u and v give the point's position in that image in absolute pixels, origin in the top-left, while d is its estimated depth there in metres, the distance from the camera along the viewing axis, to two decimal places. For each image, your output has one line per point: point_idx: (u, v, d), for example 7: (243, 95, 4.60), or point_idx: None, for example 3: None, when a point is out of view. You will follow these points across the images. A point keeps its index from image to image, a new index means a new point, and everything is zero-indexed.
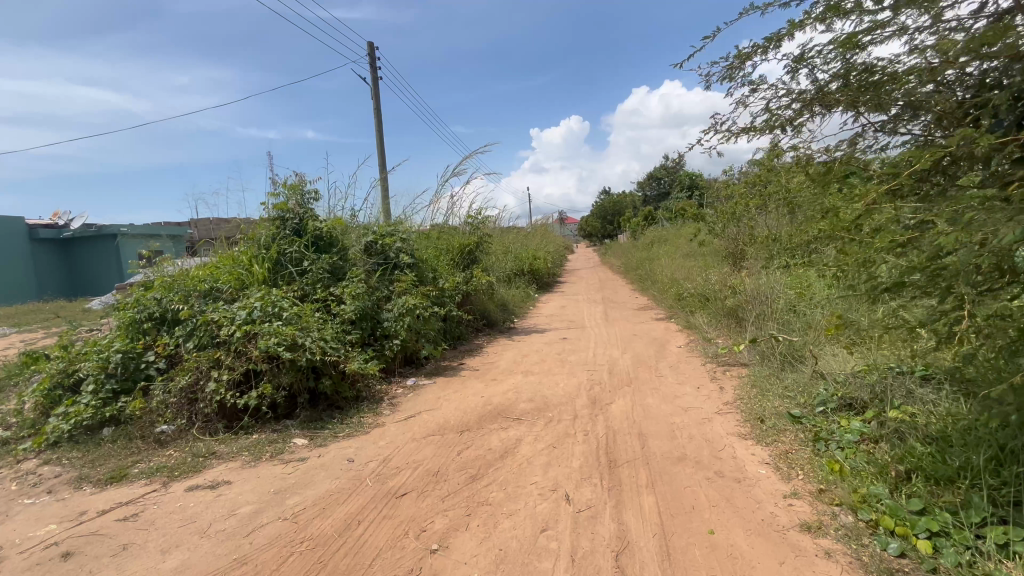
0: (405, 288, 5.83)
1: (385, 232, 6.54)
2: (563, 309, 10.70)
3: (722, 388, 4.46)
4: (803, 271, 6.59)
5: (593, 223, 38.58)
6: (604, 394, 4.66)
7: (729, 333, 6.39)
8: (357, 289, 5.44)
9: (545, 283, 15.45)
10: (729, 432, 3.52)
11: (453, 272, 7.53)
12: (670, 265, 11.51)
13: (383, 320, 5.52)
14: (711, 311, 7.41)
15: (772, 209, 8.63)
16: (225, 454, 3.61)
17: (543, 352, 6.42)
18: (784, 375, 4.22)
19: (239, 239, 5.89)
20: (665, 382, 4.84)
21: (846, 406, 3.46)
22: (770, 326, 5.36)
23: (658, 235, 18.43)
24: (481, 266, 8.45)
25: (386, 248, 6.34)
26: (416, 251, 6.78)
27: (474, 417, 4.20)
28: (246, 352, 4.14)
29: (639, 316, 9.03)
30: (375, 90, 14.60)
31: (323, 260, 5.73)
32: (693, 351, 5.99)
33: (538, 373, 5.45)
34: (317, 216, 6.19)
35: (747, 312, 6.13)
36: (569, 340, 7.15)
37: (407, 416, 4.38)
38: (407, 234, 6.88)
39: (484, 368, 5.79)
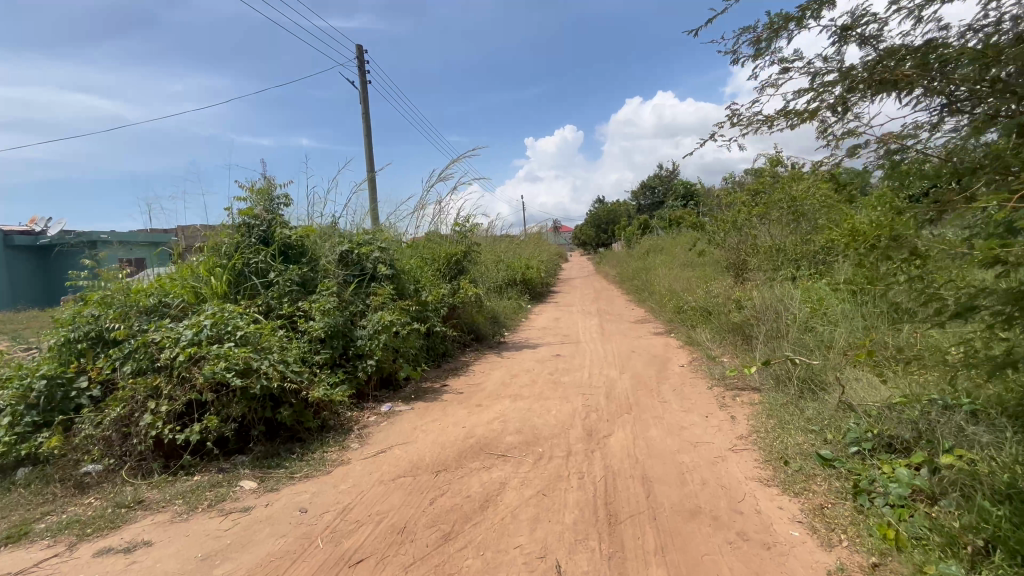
0: (382, 302, 5.30)
1: (362, 240, 6.01)
2: (556, 322, 10.20)
3: (733, 418, 3.96)
4: (813, 284, 6.14)
5: (588, 231, 38.27)
6: (601, 424, 4.14)
7: (735, 352, 5.93)
8: (328, 304, 4.92)
9: (538, 293, 14.98)
10: (748, 476, 3.01)
11: (438, 284, 7.02)
12: (668, 276, 11.07)
13: (357, 338, 4.99)
14: (714, 326, 6.95)
15: (776, 218, 8.20)
16: (155, 504, 3.07)
17: (535, 371, 5.90)
18: (804, 404, 3.73)
19: (199, 247, 5.34)
20: (669, 409, 4.34)
21: (884, 446, 2.98)
22: (782, 346, 4.90)
23: (654, 244, 18.04)
24: (469, 277, 7.95)
25: (363, 258, 5.82)
26: (397, 261, 6.25)
27: (452, 454, 3.67)
28: (190, 379, 3.59)
29: (637, 330, 8.56)
30: (365, 94, 14.18)
31: (291, 271, 5.20)
32: (698, 371, 5.51)
33: (527, 397, 4.93)
34: (286, 223, 5.66)
35: (755, 329, 5.67)
36: (562, 357, 6.64)
37: (377, 451, 3.84)
38: (388, 243, 6.38)
39: (468, 390, 5.26)
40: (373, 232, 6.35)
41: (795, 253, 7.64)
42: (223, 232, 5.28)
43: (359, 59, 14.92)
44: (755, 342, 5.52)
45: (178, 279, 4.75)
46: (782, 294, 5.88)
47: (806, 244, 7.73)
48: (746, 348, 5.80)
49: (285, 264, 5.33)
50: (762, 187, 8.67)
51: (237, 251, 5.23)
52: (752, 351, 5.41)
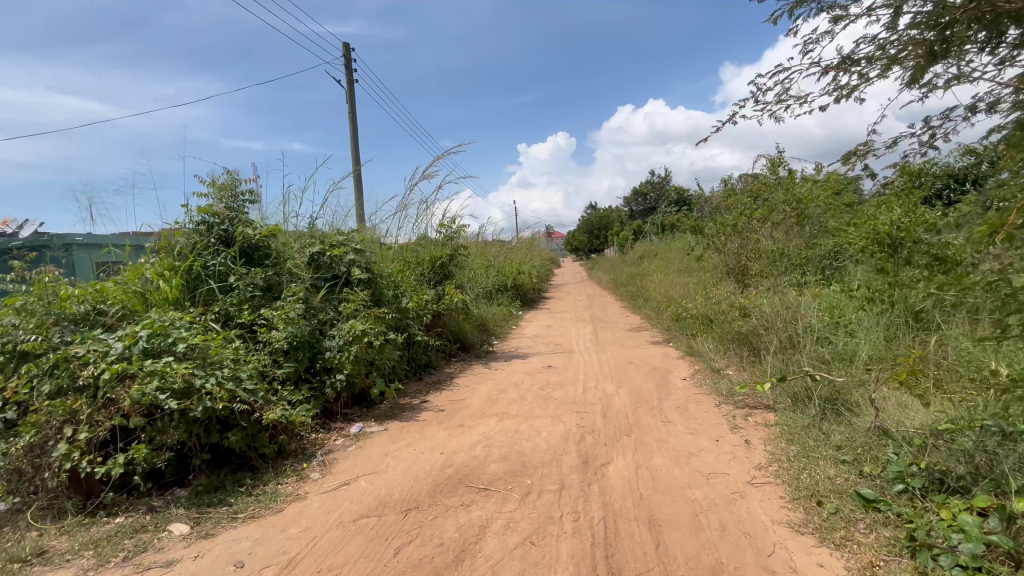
0: (354, 310, 4.76)
1: (335, 241, 5.47)
2: (549, 329, 9.71)
3: (749, 443, 3.48)
4: (825, 291, 5.71)
5: (581, 237, 37.91)
6: (598, 450, 3.64)
7: (742, 364, 5.47)
8: (293, 311, 4.40)
9: (530, 299, 14.47)
10: (775, 519, 2.53)
11: (421, 290, 6.50)
12: (665, 282, 10.63)
13: (325, 349, 4.45)
14: (718, 336, 6.48)
15: (779, 222, 7.81)
16: (61, 556, 2.53)
17: (524, 385, 5.39)
18: (831, 430, 3.26)
19: (149, 247, 4.77)
20: (674, 432, 3.85)
21: (937, 483, 2.51)
22: (799, 360, 4.44)
23: (648, 249, 17.64)
24: (455, 282, 7.45)
25: (337, 259, 5.29)
26: (374, 265, 5.72)
27: (426, 488, 3.15)
28: (116, 401, 3.04)
29: (634, 339, 8.09)
30: (351, 93, 13.71)
31: (253, 273, 4.68)
32: (703, 386, 5.03)
33: (515, 416, 4.41)
34: (251, 222, 5.12)
35: (765, 340, 5.22)
36: (554, 370, 6.14)
37: (339, 483, 3.31)
38: (365, 245, 5.86)
39: (450, 408, 4.73)
40: (349, 233, 5.82)
41: (800, 258, 7.23)
42: (180, 230, 4.74)
43: (345, 60, 14.47)
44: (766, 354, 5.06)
45: (121, 282, 4.20)
46: (793, 302, 5.44)
47: (813, 248, 7.31)
48: (756, 360, 5.35)
49: (253, 267, 4.82)
50: (764, 190, 8.28)
51: (194, 252, 4.70)
52: (763, 365, 4.95)
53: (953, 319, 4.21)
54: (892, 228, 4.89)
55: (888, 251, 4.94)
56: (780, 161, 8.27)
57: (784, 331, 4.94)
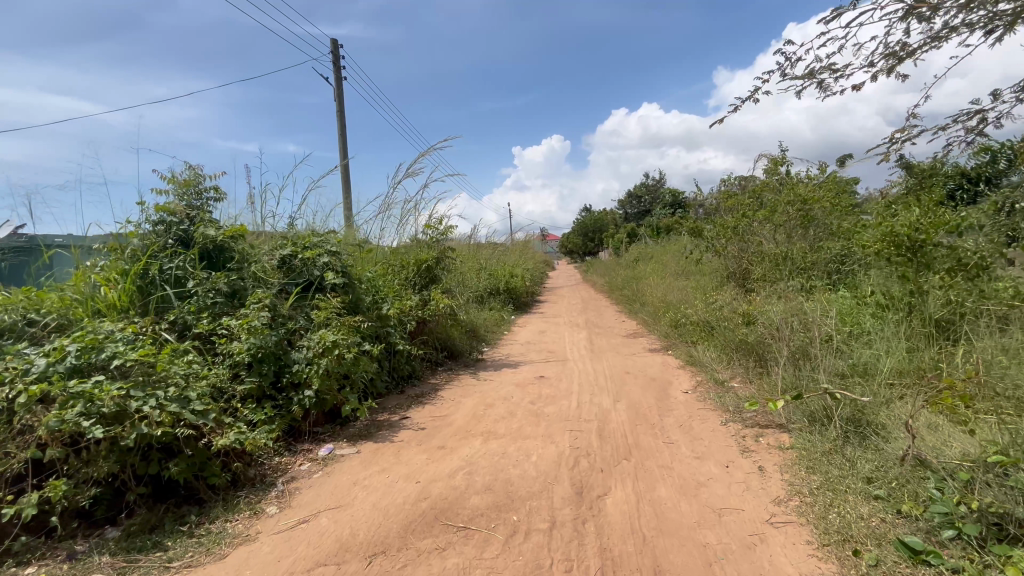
0: (326, 318, 4.32)
1: (309, 242, 5.03)
2: (542, 335, 9.29)
3: (764, 471, 3.09)
4: (838, 298, 5.32)
5: (575, 239, 37.58)
6: (593, 478, 3.24)
7: (748, 376, 5.10)
8: (256, 320, 3.97)
9: (523, 303, 14.06)
10: (803, 572, 2.15)
11: (404, 296, 6.09)
12: (662, 286, 10.28)
13: (292, 362, 4.02)
14: (721, 345, 6.11)
15: (782, 224, 7.47)
16: None
17: (513, 399, 4.98)
18: (859, 460, 2.87)
19: (99, 249, 4.31)
20: (678, 456, 3.46)
21: (995, 530, 2.13)
22: (814, 374, 4.07)
23: (644, 253, 17.27)
24: (442, 286, 7.01)
25: (310, 263, 4.84)
26: (351, 268, 5.29)
27: (396, 527, 2.74)
28: (32, 429, 2.63)
29: (631, 346, 7.70)
30: (338, 90, 13.28)
31: (215, 277, 4.25)
32: (708, 401, 4.64)
33: (502, 436, 4.00)
34: (215, 221, 4.69)
35: (773, 351, 4.85)
36: (546, 381, 5.74)
37: (299, 519, 2.88)
38: (342, 248, 5.43)
39: (432, 426, 4.32)
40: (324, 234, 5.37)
41: (805, 262, 6.88)
42: (133, 230, 4.31)
43: (332, 57, 14.04)
44: (776, 367, 4.70)
45: (62, 288, 3.76)
46: (804, 310, 5.06)
47: (819, 251, 6.95)
48: (763, 372, 4.99)
49: (216, 271, 4.40)
50: (768, 191, 7.91)
51: (149, 254, 4.27)
52: (771, 378, 4.58)
53: (981, 331, 3.84)
54: (912, 229, 4.37)
55: (908, 256, 4.45)
56: (783, 162, 7.91)
57: (794, 342, 4.57)
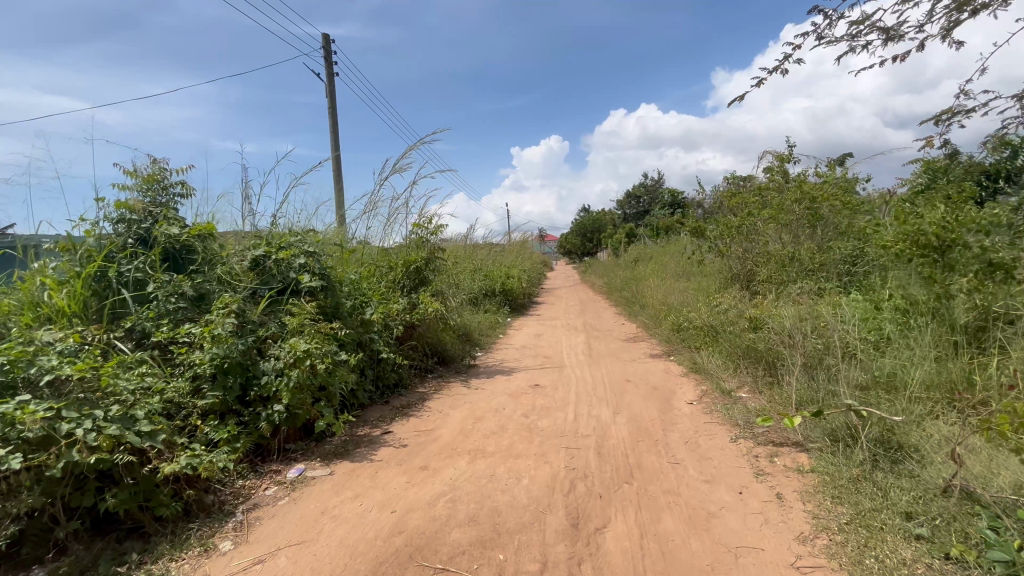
0: (300, 324, 3.95)
1: (284, 242, 4.67)
2: (538, 339, 8.94)
3: (783, 499, 2.74)
4: (854, 302, 4.96)
5: (573, 240, 37.22)
6: (591, 507, 2.89)
7: (757, 386, 4.75)
8: (220, 327, 3.61)
9: (520, 304, 13.71)
10: None
11: (390, 300, 5.74)
12: (662, 287, 9.94)
13: (260, 374, 3.67)
14: (727, 351, 5.76)
15: (789, 224, 7.14)
16: None
17: (505, 411, 4.63)
18: (893, 490, 2.53)
19: (52, 250, 3.95)
20: (685, 479, 3.11)
21: None
22: (831, 386, 3.73)
23: (643, 253, 16.91)
24: (432, 288, 6.66)
25: (285, 265, 4.48)
26: (331, 270, 4.93)
27: (365, 569, 2.38)
28: None
29: (631, 351, 7.35)
30: (330, 85, 12.89)
31: (178, 280, 3.90)
32: (714, 414, 4.29)
33: (491, 456, 3.64)
34: (181, 219, 4.33)
35: (785, 360, 4.50)
36: (541, 390, 5.38)
37: (255, 558, 2.52)
38: (322, 248, 5.07)
39: (415, 443, 3.96)
40: (303, 233, 5.01)
41: (813, 263, 6.55)
42: (89, 228, 3.95)
43: (324, 52, 13.67)
44: (788, 376, 4.36)
45: (5, 292, 3.41)
46: (818, 316, 4.71)
47: (828, 252, 6.60)
48: (774, 382, 4.64)
49: (181, 273, 4.05)
50: (774, 189, 7.57)
51: (106, 255, 3.92)
52: (784, 389, 4.23)
53: (1018, 340, 3.50)
54: (939, 228, 3.98)
55: (934, 257, 4.07)
56: (790, 159, 7.57)
57: (808, 350, 4.22)
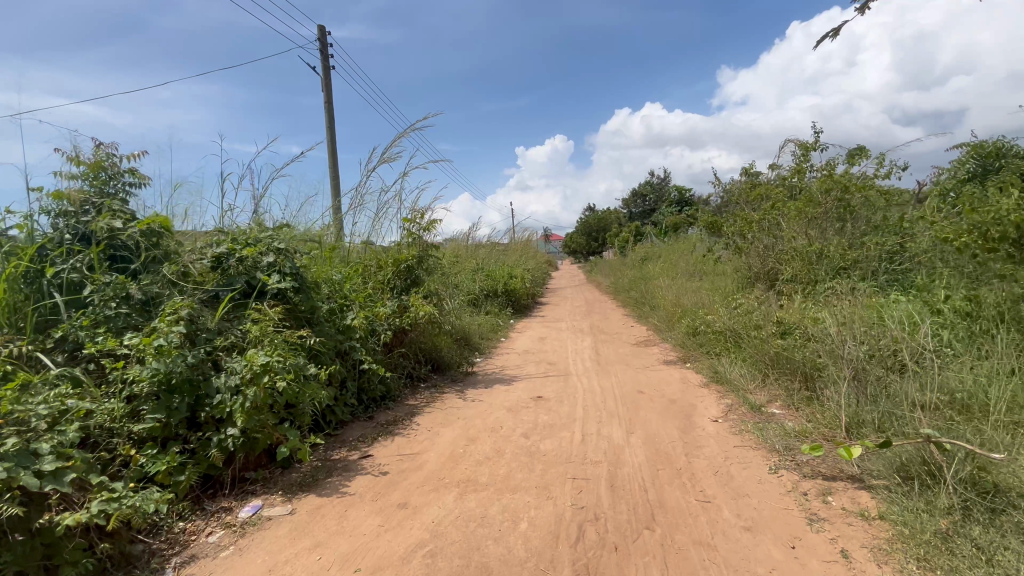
0: (262, 333, 3.38)
1: (250, 238, 4.11)
2: (542, 343, 8.35)
3: (850, 560, 2.15)
4: (904, 305, 4.34)
5: (578, 239, 36.55)
6: (606, 564, 2.30)
7: (791, 402, 4.15)
8: (164, 337, 3.05)
9: (523, 305, 13.12)
10: None
11: (377, 304, 5.21)
12: (674, 288, 9.34)
13: (212, 392, 3.11)
14: (753, 360, 5.15)
15: (814, 218, 6.56)
16: None
17: (503, 430, 4.05)
18: (1005, 555, 1.93)
19: None
20: (720, 526, 2.53)
21: None
22: (893, 408, 3.13)
23: (651, 252, 16.25)
24: (425, 289, 6.09)
25: (252, 264, 3.92)
26: (305, 269, 4.37)
27: None
28: None
29: (642, 357, 6.76)
30: (325, 79, 12.39)
31: (119, 281, 3.33)
32: (744, 436, 3.69)
33: (484, 490, 3.06)
34: (131, 212, 3.78)
35: (829, 374, 3.90)
36: (544, 403, 4.81)
37: None
38: (296, 244, 4.50)
39: (396, 471, 3.40)
40: (277, 229, 4.46)
41: (844, 260, 5.96)
42: (20, 222, 3.41)
43: (319, 45, 13.14)
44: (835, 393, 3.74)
45: None
46: (864, 323, 4.10)
47: (860, 249, 5.98)
48: (814, 398, 4.03)
49: (126, 273, 3.49)
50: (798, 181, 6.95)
51: (39, 253, 3.37)
52: (827, 407, 3.65)
53: None
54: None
55: (1007, 251, 3.50)
56: (815, 147, 6.94)
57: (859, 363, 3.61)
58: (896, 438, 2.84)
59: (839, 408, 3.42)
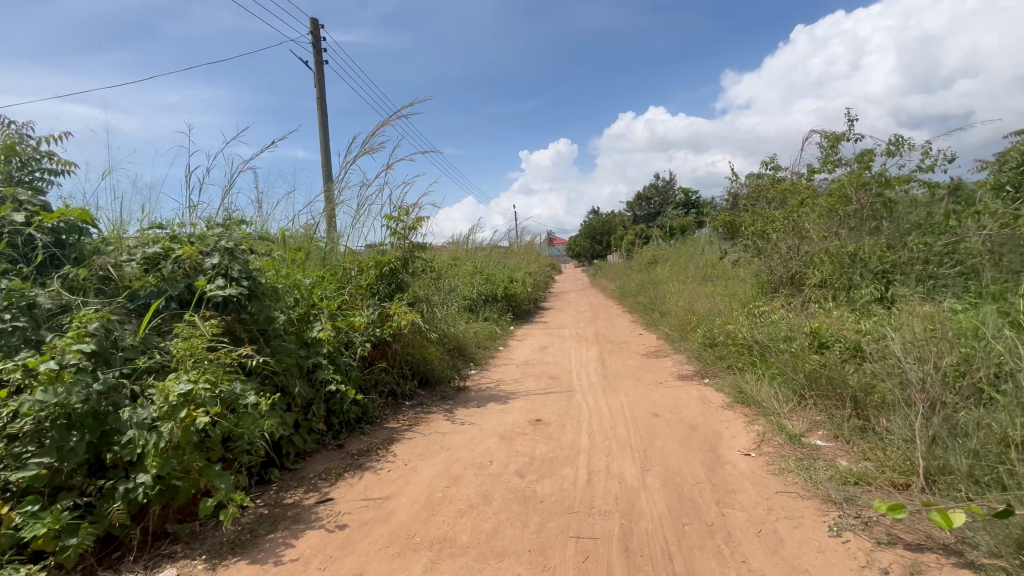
0: (188, 352, 2.67)
1: (195, 236, 3.46)
2: (543, 353, 7.68)
3: None
4: (981, 318, 3.65)
5: (582, 242, 35.76)
6: None
7: (839, 433, 3.47)
8: (58, 359, 2.40)
9: (525, 311, 12.45)
10: None
11: (354, 314, 4.58)
12: (686, 293, 8.66)
13: (119, 429, 2.45)
14: (784, 378, 4.47)
15: (846, 216, 5.93)
16: None
17: (493, 466, 3.39)
18: None
19: None
20: None
21: None
22: (1005, 456, 2.42)
23: (659, 254, 15.50)
24: (411, 295, 5.45)
25: (193, 266, 3.28)
26: (264, 274, 3.71)
27: None
28: None
29: (654, 370, 6.07)
30: (320, 73, 11.79)
31: (17, 286, 2.67)
32: (788, 478, 3.00)
33: (464, 555, 2.40)
34: (47, 203, 3.14)
35: (895, 402, 3.21)
36: (543, 429, 4.15)
37: None
38: (257, 244, 3.85)
39: (356, 524, 2.73)
40: (233, 226, 3.79)
41: (882, 263, 5.32)
42: None
43: (313, 39, 12.61)
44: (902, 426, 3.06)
45: None
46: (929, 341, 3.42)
47: (901, 250, 5.30)
48: (869, 429, 3.35)
49: (29, 278, 2.83)
50: (827, 176, 6.29)
51: None
52: (893, 444, 2.97)
53: None
54: None
55: None
56: (847, 137, 6.24)
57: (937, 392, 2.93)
58: (1013, 501, 2.16)
59: (917, 450, 2.74)
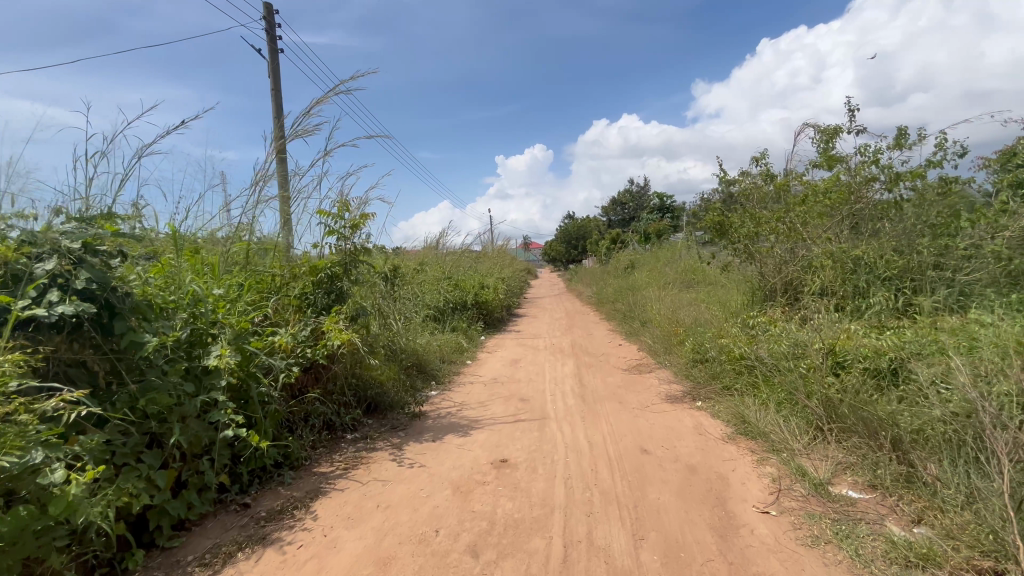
0: None
1: (29, 230, 2.51)
2: (514, 369, 6.87)
3: None
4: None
5: (558, 247, 35.21)
6: None
7: (880, 483, 2.78)
8: None
9: (497, 319, 11.63)
10: None
11: (276, 334, 3.69)
12: (669, 300, 7.99)
13: None
14: (794, 405, 3.79)
15: (846, 216, 5.36)
16: None
17: (438, 537, 2.57)
18: None
19: None
20: None
21: None
22: None
23: (637, 258, 14.86)
24: (353, 307, 4.58)
25: (16, 274, 2.35)
26: (136, 284, 2.78)
27: None
28: None
29: (639, 390, 5.32)
30: (272, 61, 10.78)
31: None
32: (826, 555, 2.30)
33: None
34: None
35: (961, 454, 2.53)
36: (508, 475, 3.34)
37: None
38: (131, 244, 2.92)
39: None
40: (98, 218, 2.85)
41: (891, 269, 4.74)
42: None
43: (267, 25, 11.63)
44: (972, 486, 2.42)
45: None
46: (986, 368, 2.76)
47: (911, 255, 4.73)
48: (918, 480, 2.66)
49: None
50: (823, 173, 5.72)
51: None
52: (968, 514, 2.28)
53: None
54: None
55: None
56: (844, 131, 5.69)
57: (1017, 437, 2.26)
58: None
59: (1006, 520, 2.06)
